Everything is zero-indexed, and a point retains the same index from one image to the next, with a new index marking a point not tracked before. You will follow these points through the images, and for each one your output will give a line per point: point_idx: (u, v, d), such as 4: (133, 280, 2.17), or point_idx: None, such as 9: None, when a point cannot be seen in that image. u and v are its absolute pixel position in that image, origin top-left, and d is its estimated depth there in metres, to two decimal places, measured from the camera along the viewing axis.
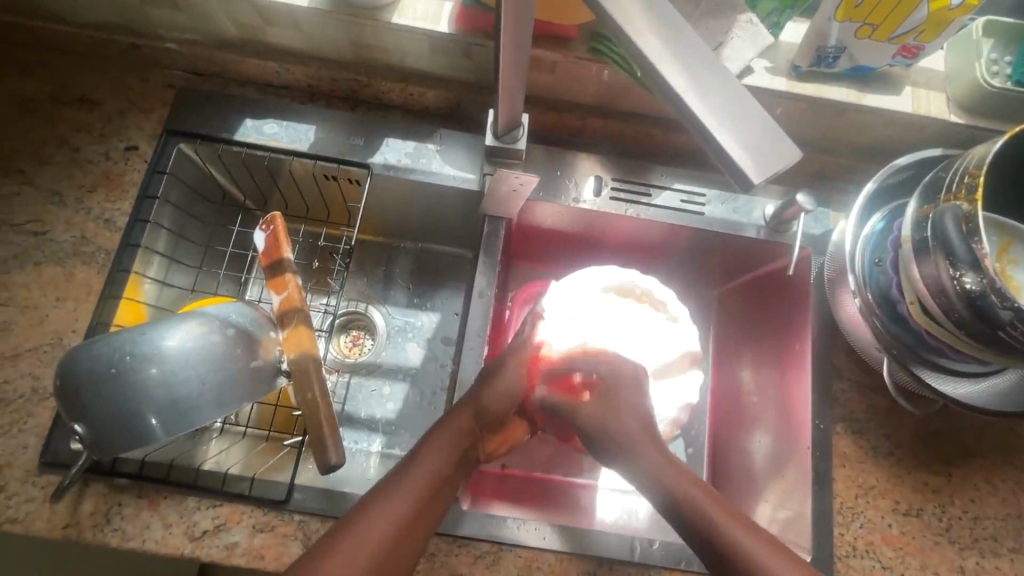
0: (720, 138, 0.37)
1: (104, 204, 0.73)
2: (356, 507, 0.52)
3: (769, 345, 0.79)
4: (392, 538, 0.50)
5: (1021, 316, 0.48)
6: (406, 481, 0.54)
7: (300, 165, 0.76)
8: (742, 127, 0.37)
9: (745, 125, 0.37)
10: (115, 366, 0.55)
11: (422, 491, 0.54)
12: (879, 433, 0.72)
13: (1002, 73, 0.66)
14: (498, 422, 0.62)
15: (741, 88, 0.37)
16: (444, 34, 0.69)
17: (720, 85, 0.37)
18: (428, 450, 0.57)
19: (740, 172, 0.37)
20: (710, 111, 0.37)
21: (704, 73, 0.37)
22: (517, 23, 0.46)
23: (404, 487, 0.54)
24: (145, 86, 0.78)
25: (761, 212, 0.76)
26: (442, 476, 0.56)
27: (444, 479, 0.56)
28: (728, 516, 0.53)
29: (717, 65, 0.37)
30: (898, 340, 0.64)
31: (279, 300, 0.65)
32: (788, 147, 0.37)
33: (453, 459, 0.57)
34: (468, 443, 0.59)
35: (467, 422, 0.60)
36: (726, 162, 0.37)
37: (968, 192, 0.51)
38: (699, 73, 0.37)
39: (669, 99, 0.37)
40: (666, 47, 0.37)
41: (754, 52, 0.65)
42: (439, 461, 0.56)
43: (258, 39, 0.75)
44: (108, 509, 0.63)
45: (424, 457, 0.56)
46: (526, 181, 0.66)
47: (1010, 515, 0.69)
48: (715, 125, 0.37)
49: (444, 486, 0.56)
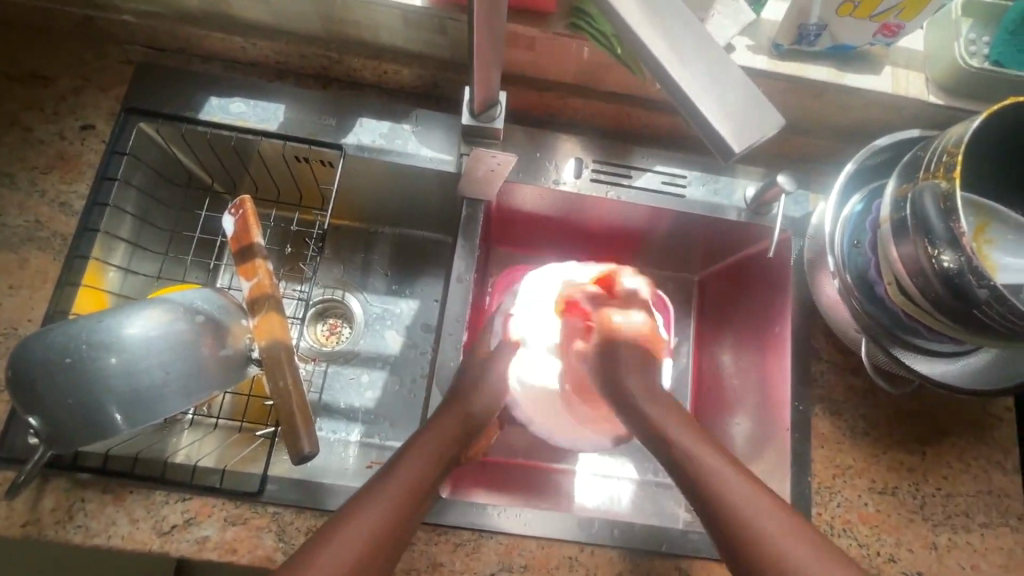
0: (705, 110, 0.35)
1: (59, 186, 0.69)
2: (334, 518, 0.50)
3: (749, 330, 0.80)
4: (368, 548, 0.48)
5: (996, 293, 0.49)
6: (386, 488, 0.52)
7: (270, 145, 0.73)
8: (726, 94, 0.36)
9: (728, 92, 0.36)
10: (70, 355, 0.52)
11: (400, 500, 0.52)
12: (856, 413, 0.72)
13: (981, 53, 0.65)
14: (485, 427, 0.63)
15: (725, 55, 0.36)
16: (418, 8, 0.67)
17: (704, 53, 0.36)
18: (408, 460, 0.55)
19: (726, 145, 0.35)
20: (694, 79, 0.35)
21: (687, 43, 0.36)
22: None
23: (383, 493, 0.52)
24: (102, 62, 0.74)
25: (742, 193, 0.76)
26: (421, 485, 0.54)
27: (423, 489, 0.54)
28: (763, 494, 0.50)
29: (700, 30, 0.36)
30: (875, 320, 0.64)
31: (248, 287, 0.62)
32: (772, 117, 0.36)
33: (433, 467, 0.56)
34: (449, 452, 0.58)
35: (457, 423, 0.60)
36: (709, 134, 0.36)
37: (947, 170, 0.51)
38: (681, 42, 0.36)
39: (654, 69, 0.36)
40: (644, 14, 0.36)
41: (737, 29, 0.63)
42: (417, 470, 0.55)
43: (223, 12, 0.72)
44: (70, 506, 0.60)
45: (402, 466, 0.54)
46: (504, 160, 0.64)
47: (981, 491, 0.70)
48: (698, 93, 0.35)
49: (424, 497, 0.54)
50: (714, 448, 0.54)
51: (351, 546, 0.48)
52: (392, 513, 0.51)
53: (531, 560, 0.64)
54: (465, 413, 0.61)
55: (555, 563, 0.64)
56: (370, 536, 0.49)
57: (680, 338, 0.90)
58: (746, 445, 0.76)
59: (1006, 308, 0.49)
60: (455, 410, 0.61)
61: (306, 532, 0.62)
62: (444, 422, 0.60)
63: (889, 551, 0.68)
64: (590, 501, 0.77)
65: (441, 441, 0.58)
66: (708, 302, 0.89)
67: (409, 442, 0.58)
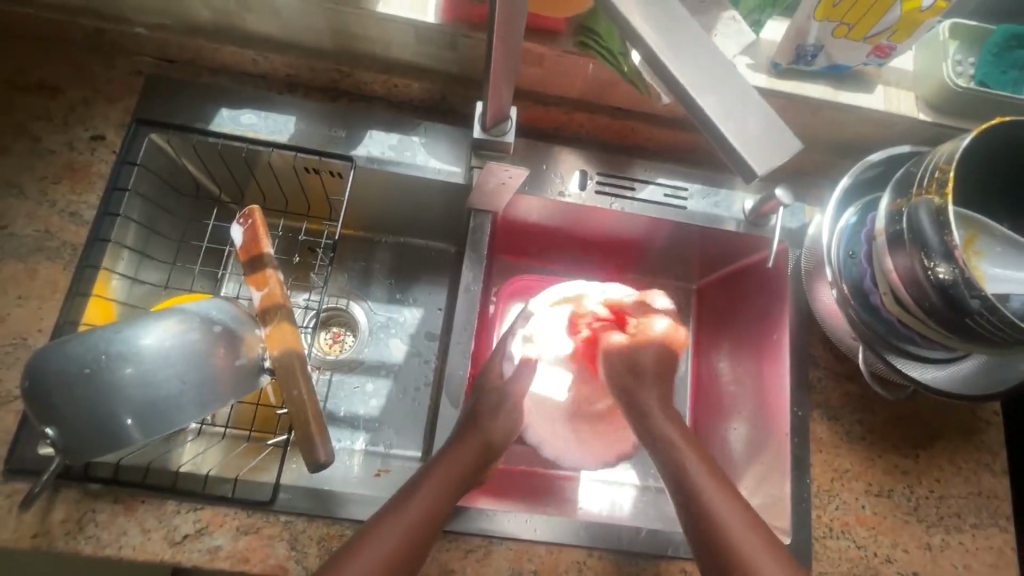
0: (730, 135, 0.37)
1: (69, 196, 0.69)
2: (352, 537, 0.52)
3: (746, 337, 0.82)
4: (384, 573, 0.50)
5: (988, 304, 0.51)
6: (404, 512, 0.54)
7: (279, 156, 0.74)
8: (746, 118, 0.38)
9: (748, 116, 0.38)
10: (89, 366, 0.53)
11: (415, 525, 0.54)
12: (852, 418, 0.75)
13: (967, 73, 0.69)
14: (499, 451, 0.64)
15: (744, 80, 0.38)
16: (430, 24, 0.68)
17: (725, 80, 0.38)
18: (427, 486, 0.57)
19: (748, 166, 0.37)
20: (716, 105, 0.37)
21: (712, 73, 0.38)
22: (511, 12, 0.45)
23: (400, 516, 0.54)
24: (111, 73, 0.74)
25: (740, 206, 0.78)
26: (436, 512, 0.56)
27: (438, 515, 0.56)
28: (741, 513, 0.55)
29: (721, 57, 0.38)
30: (870, 329, 0.66)
31: (261, 296, 0.63)
32: (790, 140, 0.38)
33: (449, 494, 0.57)
34: (467, 478, 0.60)
35: (477, 448, 0.62)
36: (732, 155, 0.38)
37: (939, 186, 0.54)
38: (707, 72, 0.38)
39: (679, 95, 0.38)
40: (664, 42, 0.37)
41: (739, 48, 0.69)
42: (435, 498, 0.56)
43: (234, 25, 0.72)
44: (81, 517, 0.60)
45: (420, 493, 0.56)
46: (515, 174, 0.66)
47: (972, 493, 0.73)
48: (720, 116, 0.37)
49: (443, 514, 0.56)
50: (726, 491, 0.57)
51: (369, 570, 0.50)
52: (408, 538, 0.53)
53: (540, 566, 0.65)
54: (483, 441, 0.63)
55: (564, 568, 0.65)
56: (388, 558, 0.51)
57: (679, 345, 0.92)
58: (745, 450, 0.78)
59: (997, 317, 0.51)
60: (478, 436, 0.63)
61: (318, 540, 0.63)
62: (466, 446, 0.61)
63: (886, 552, 0.70)
64: (591, 506, 0.78)
65: (460, 467, 0.60)
66: (705, 309, 0.92)
67: (428, 465, 0.60)
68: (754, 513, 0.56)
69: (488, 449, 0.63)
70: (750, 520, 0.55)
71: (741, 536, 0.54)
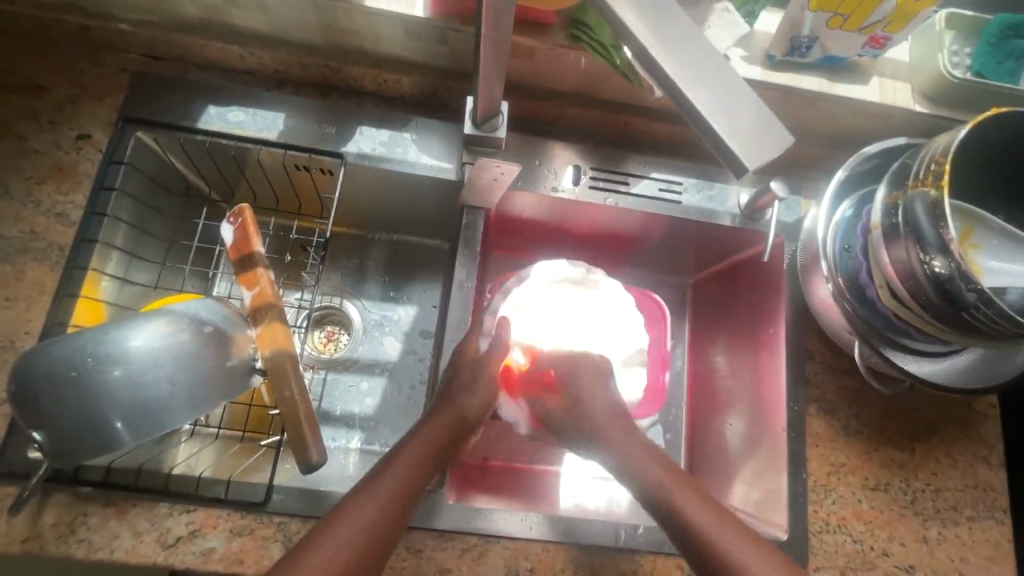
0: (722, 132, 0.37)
1: (56, 196, 0.68)
2: (326, 515, 0.52)
3: (742, 332, 0.82)
4: (361, 549, 0.51)
5: (984, 297, 0.51)
6: (378, 489, 0.54)
7: (269, 154, 0.73)
8: (738, 112, 0.37)
9: (739, 109, 0.37)
10: (76, 369, 0.52)
11: (389, 501, 0.54)
12: (849, 412, 0.74)
13: (963, 64, 0.68)
14: (474, 428, 0.64)
15: (735, 73, 0.37)
16: (420, 18, 0.67)
17: (716, 73, 0.37)
18: (401, 462, 0.57)
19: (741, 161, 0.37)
20: (708, 99, 0.37)
21: (706, 66, 0.37)
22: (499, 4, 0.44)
23: (373, 493, 0.54)
24: (97, 71, 0.73)
25: (735, 200, 0.78)
26: (411, 487, 0.56)
27: (414, 491, 0.56)
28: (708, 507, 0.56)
29: (710, 49, 0.37)
30: (866, 322, 0.66)
31: (251, 296, 0.62)
32: (782, 135, 0.37)
33: (422, 472, 0.57)
34: (443, 449, 0.60)
35: (449, 424, 0.61)
36: (723, 150, 0.38)
37: (935, 178, 0.53)
38: (701, 66, 0.37)
39: (670, 90, 0.37)
40: (653, 35, 0.37)
41: (733, 40, 0.65)
42: (409, 472, 0.56)
43: (221, 21, 0.71)
44: (72, 520, 0.59)
45: (395, 469, 0.56)
46: (508, 170, 0.65)
47: (968, 486, 0.73)
48: (712, 110, 0.37)
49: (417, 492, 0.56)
50: (692, 489, 0.57)
51: (342, 548, 0.50)
52: (381, 517, 0.53)
53: (537, 564, 0.65)
54: (455, 416, 0.62)
55: (560, 566, 0.65)
56: (360, 538, 0.51)
57: (676, 340, 0.92)
58: (742, 445, 0.78)
59: (993, 311, 0.51)
60: (452, 410, 0.62)
61: None
62: (438, 421, 0.61)
63: (882, 545, 0.70)
64: (589, 503, 0.78)
65: (434, 440, 0.59)
66: (701, 303, 0.91)
67: (402, 440, 0.60)
68: (717, 502, 0.57)
69: (461, 425, 0.62)
70: (718, 513, 0.56)
71: (713, 527, 0.54)
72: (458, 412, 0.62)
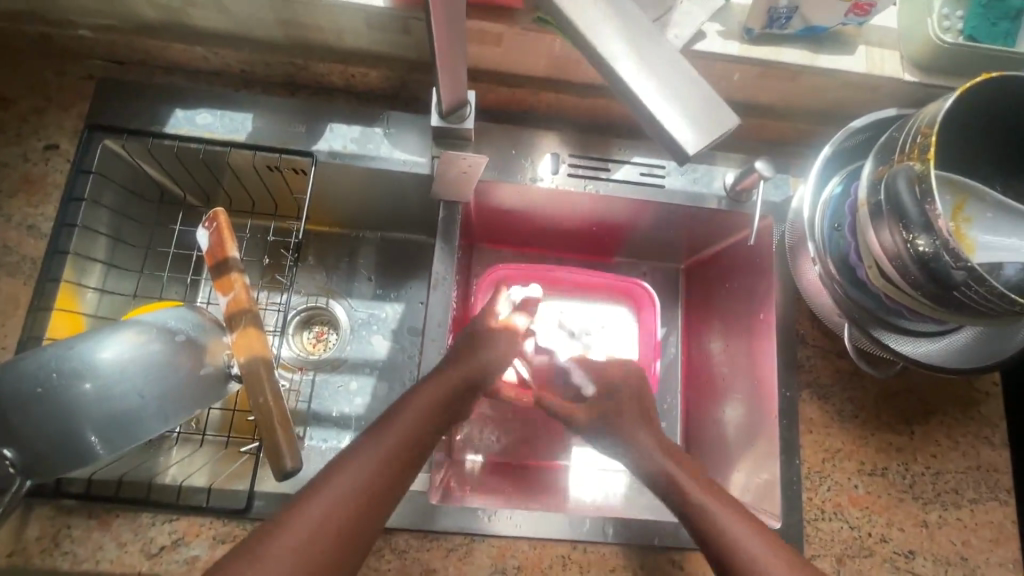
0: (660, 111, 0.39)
1: (26, 209, 0.68)
2: (325, 469, 0.52)
3: (735, 316, 0.80)
4: (362, 503, 0.50)
5: (974, 275, 0.48)
6: (386, 435, 0.55)
7: (239, 156, 0.71)
8: (675, 95, 0.39)
9: (677, 94, 0.39)
10: (41, 385, 0.51)
11: (390, 457, 0.54)
12: (843, 396, 0.72)
13: (954, 28, 0.64)
14: (484, 384, 0.64)
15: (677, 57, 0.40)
16: (379, 8, 0.64)
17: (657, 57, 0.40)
18: (400, 423, 0.57)
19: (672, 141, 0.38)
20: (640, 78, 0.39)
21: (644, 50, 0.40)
22: None
23: (381, 442, 0.55)
24: (61, 79, 0.72)
25: (721, 181, 0.75)
26: (419, 438, 0.57)
27: (422, 442, 0.57)
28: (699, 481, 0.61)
29: (654, 34, 0.40)
30: (857, 303, 0.63)
31: (226, 301, 0.61)
32: (728, 116, 0.39)
33: (431, 421, 0.58)
34: (443, 407, 0.60)
35: (457, 382, 0.62)
36: (659, 131, 0.39)
37: (921, 152, 0.51)
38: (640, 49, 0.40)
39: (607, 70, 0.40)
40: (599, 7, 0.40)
41: (705, 16, 0.62)
42: (408, 434, 0.56)
43: (179, 21, 0.69)
44: (56, 533, 0.60)
45: (396, 427, 0.56)
46: (475, 162, 0.64)
47: (970, 467, 0.71)
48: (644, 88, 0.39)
49: (426, 441, 0.57)
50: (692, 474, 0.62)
51: (351, 487, 0.51)
52: (390, 462, 0.54)
53: (523, 562, 0.64)
54: (466, 375, 0.62)
55: (548, 563, 0.64)
56: (369, 480, 0.52)
57: (669, 327, 0.90)
58: (738, 432, 0.76)
59: (985, 288, 0.48)
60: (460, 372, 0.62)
61: None
62: (444, 379, 0.61)
63: (880, 531, 0.68)
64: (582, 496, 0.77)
65: (434, 403, 0.59)
66: (694, 288, 0.89)
67: (402, 398, 0.60)
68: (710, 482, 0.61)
69: (472, 381, 0.63)
70: (707, 488, 0.60)
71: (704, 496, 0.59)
72: (462, 371, 0.62)
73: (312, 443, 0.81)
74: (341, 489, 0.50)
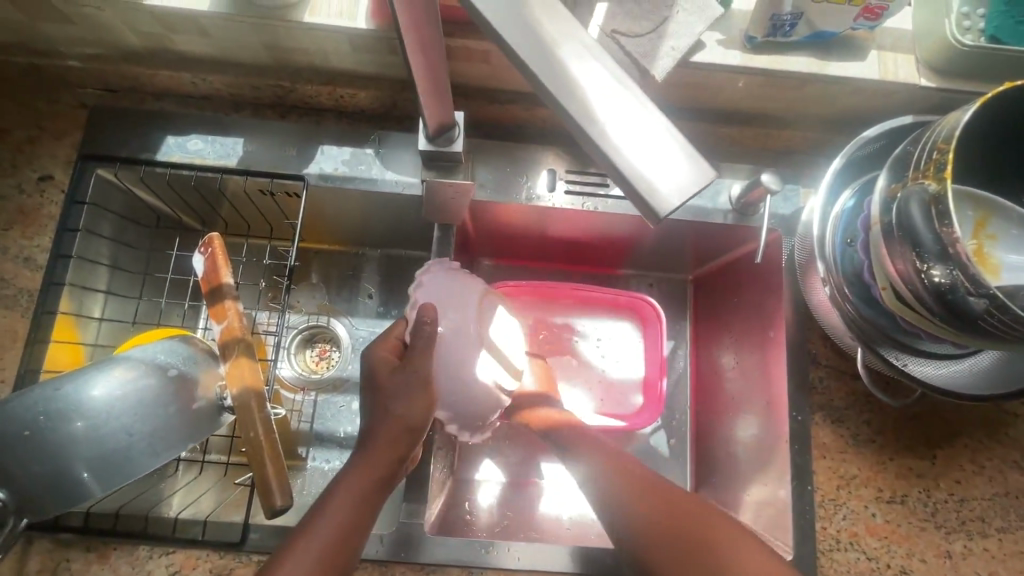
0: (654, 181, 0.32)
1: (22, 242, 0.68)
2: (316, 501, 0.53)
3: (743, 334, 0.77)
4: (343, 539, 0.51)
5: (995, 305, 0.45)
6: (364, 464, 0.54)
7: (232, 182, 0.71)
8: (642, 139, 0.33)
9: (644, 138, 0.33)
10: (28, 428, 0.51)
11: (372, 487, 0.54)
12: (859, 419, 0.69)
13: (975, 28, 0.60)
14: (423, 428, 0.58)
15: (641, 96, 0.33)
16: (363, 30, 0.63)
17: (613, 94, 0.33)
18: (381, 443, 0.55)
19: (644, 196, 0.32)
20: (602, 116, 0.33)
21: (632, 112, 0.33)
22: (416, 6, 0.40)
23: (359, 473, 0.54)
24: (55, 108, 0.72)
25: (727, 195, 0.72)
26: (392, 464, 0.55)
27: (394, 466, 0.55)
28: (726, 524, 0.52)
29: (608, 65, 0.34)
30: (872, 325, 0.60)
31: (220, 330, 0.60)
32: (701, 168, 0.33)
33: (403, 446, 0.56)
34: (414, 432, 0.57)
35: (418, 412, 0.57)
36: (622, 178, 0.33)
37: (937, 170, 0.47)
38: (624, 107, 0.33)
39: (595, 148, 0.33)
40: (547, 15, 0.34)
41: (704, 25, 0.59)
42: (380, 466, 0.54)
43: (166, 48, 0.69)
44: (56, 565, 0.60)
45: (371, 452, 0.55)
46: (462, 186, 0.65)
47: (997, 494, 0.67)
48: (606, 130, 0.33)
49: (399, 465, 0.56)
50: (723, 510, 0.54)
51: (333, 524, 0.51)
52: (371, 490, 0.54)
53: None
54: (422, 392, 0.57)
55: None
56: (351, 516, 0.52)
57: (677, 342, 0.87)
58: (748, 454, 0.73)
59: (1009, 318, 0.44)
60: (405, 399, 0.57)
61: None
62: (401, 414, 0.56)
63: (900, 562, 0.64)
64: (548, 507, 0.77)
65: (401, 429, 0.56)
66: (701, 302, 0.86)
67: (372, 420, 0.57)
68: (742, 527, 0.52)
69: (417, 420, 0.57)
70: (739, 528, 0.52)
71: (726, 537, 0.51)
72: (396, 413, 0.56)
73: (314, 464, 0.80)
74: (325, 526, 0.50)
